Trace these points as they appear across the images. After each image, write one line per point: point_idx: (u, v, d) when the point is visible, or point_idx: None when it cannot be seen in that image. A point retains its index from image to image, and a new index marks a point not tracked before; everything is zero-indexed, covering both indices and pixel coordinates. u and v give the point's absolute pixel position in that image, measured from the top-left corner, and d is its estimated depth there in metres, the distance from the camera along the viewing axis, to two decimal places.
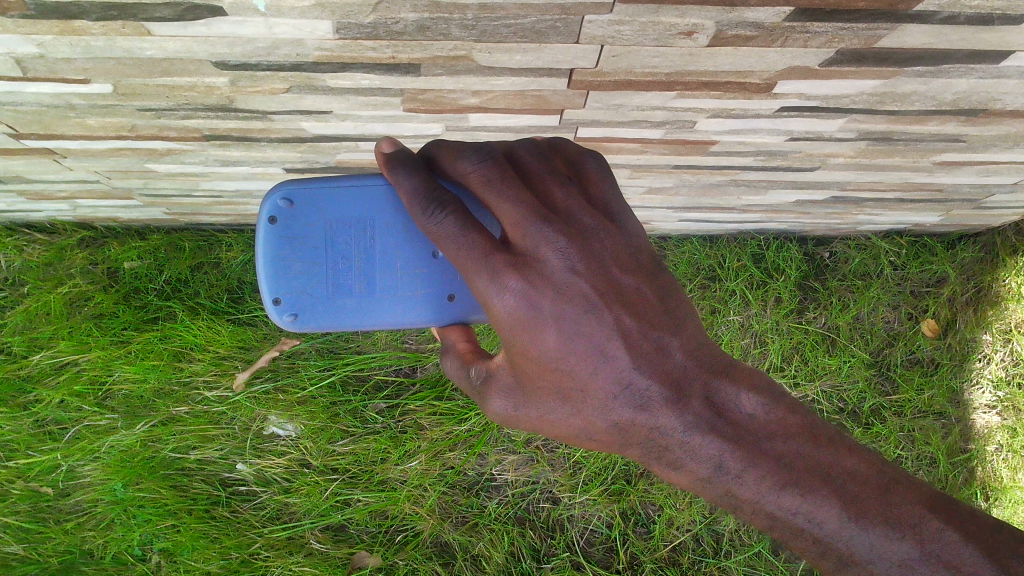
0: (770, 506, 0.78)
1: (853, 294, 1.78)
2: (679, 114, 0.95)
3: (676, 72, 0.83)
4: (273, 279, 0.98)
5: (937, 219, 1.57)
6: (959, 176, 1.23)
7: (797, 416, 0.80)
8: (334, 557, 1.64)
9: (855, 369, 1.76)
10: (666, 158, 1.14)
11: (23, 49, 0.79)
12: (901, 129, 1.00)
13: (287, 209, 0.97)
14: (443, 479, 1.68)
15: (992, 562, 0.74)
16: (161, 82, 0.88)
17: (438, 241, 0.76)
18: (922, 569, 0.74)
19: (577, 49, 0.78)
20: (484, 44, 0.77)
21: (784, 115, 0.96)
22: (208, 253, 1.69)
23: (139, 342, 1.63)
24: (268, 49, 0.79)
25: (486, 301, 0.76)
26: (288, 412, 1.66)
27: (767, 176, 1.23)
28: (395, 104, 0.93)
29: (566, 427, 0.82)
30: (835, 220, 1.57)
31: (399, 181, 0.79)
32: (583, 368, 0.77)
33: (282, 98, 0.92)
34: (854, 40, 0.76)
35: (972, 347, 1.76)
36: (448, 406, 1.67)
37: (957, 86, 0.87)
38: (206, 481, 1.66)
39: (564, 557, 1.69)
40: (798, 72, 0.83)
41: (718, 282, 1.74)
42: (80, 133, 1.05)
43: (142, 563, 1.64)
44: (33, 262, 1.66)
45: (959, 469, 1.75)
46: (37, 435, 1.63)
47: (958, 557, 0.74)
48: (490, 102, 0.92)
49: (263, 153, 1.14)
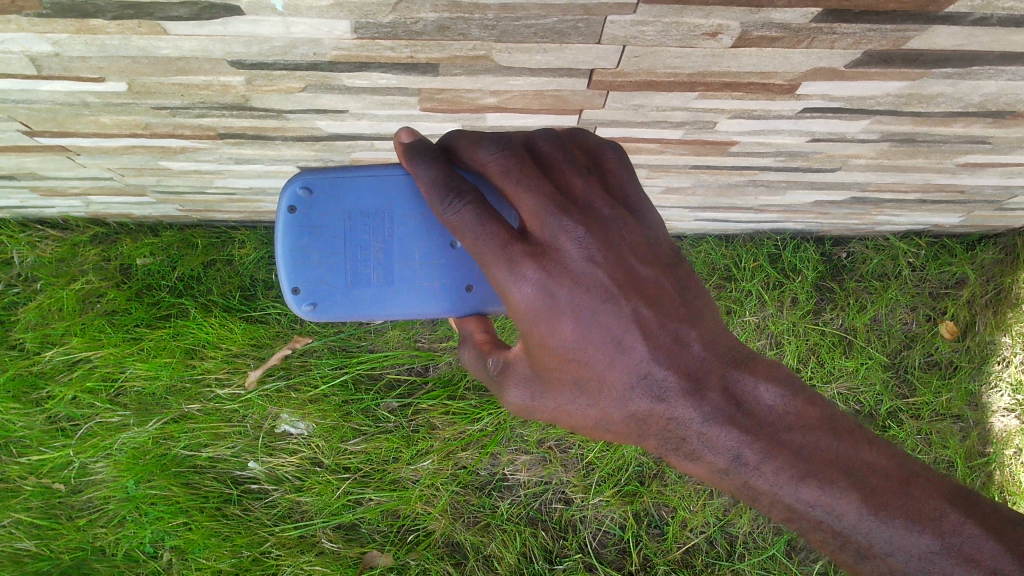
0: (789, 499, 0.76)
1: (870, 295, 1.76)
2: (700, 115, 0.94)
3: (698, 73, 0.81)
4: (291, 269, 0.98)
5: (957, 219, 1.55)
6: (983, 177, 1.21)
7: (816, 408, 0.79)
8: (346, 556, 1.64)
9: (872, 371, 1.74)
10: (685, 158, 1.13)
11: (38, 48, 0.78)
12: (925, 130, 0.99)
13: (305, 198, 0.96)
14: (456, 478, 1.67)
15: (1012, 556, 0.73)
16: (175, 81, 0.87)
17: (455, 231, 0.76)
18: (941, 563, 0.73)
19: (599, 49, 0.76)
20: (504, 44, 0.76)
21: (806, 117, 0.94)
22: (220, 250, 1.68)
23: (151, 339, 1.63)
24: (285, 49, 0.78)
25: (503, 290, 0.75)
26: (300, 410, 1.65)
27: (786, 176, 1.22)
28: (411, 103, 0.92)
29: (583, 418, 0.81)
30: (854, 220, 1.55)
31: (416, 170, 0.79)
32: (600, 359, 0.76)
33: (298, 97, 0.91)
34: (882, 41, 0.74)
35: (992, 349, 1.74)
36: (460, 405, 1.66)
37: (985, 88, 0.85)
38: (218, 478, 1.66)
39: (576, 559, 1.68)
40: (823, 73, 0.81)
41: (734, 282, 1.72)
42: (94, 131, 1.04)
43: (153, 561, 1.63)
44: (46, 258, 1.66)
45: (977, 473, 1.72)
46: (49, 431, 1.63)
47: (978, 550, 0.73)
48: (509, 102, 0.91)
49: (278, 151, 1.13)
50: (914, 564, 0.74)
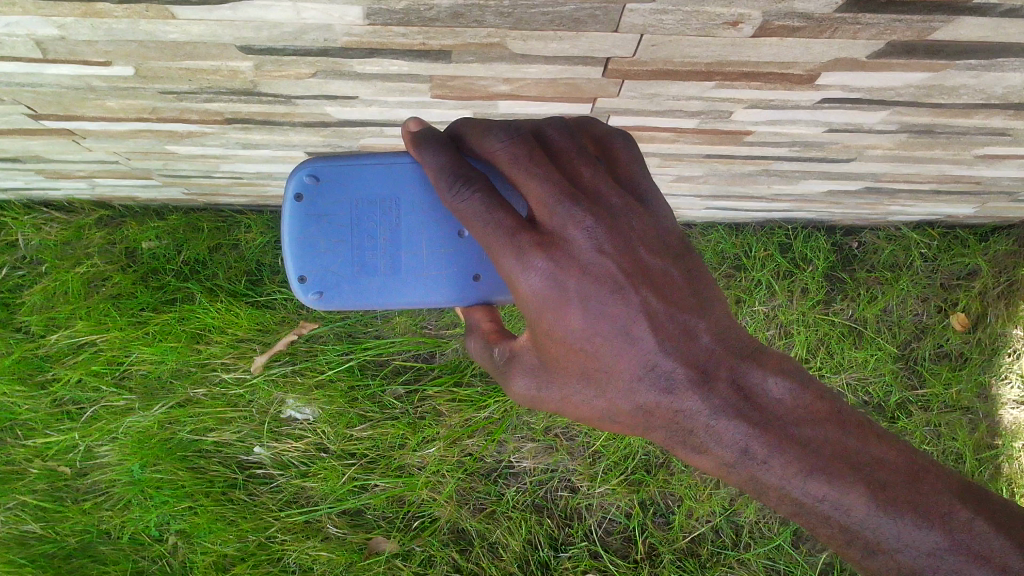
0: (797, 492, 0.75)
1: (882, 285, 1.75)
2: (715, 104, 0.92)
3: (716, 62, 0.80)
4: (299, 256, 0.97)
5: (971, 210, 1.53)
6: (1000, 168, 1.20)
7: (825, 401, 0.78)
8: (351, 542, 1.64)
9: (881, 363, 1.74)
10: (698, 147, 1.11)
11: (44, 31, 0.76)
12: (944, 122, 0.97)
13: (313, 185, 0.96)
14: (462, 465, 1.67)
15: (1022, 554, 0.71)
16: (183, 66, 0.85)
17: (463, 220, 0.74)
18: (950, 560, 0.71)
19: (616, 38, 0.75)
20: (520, 32, 0.74)
21: (824, 108, 0.93)
22: (227, 235, 1.66)
23: (157, 323, 1.62)
24: (295, 35, 0.76)
25: (511, 280, 0.73)
26: (306, 396, 1.64)
27: (799, 166, 1.20)
28: (423, 90, 0.91)
29: (589, 409, 0.80)
30: (867, 210, 1.53)
31: (426, 160, 0.77)
32: (607, 349, 0.75)
33: (308, 83, 0.90)
34: (907, 32, 0.72)
35: (1003, 341, 1.73)
36: (467, 393, 1.66)
37: (1009, 80, 0.83)
38: (224, 463, 1.65)
39: (581, 546, 1.68)
40: (844, 64, 0.79)
41: (744, 271, 1.71)
42: (101, 115, 1.03)
43: (159, 544, 1.64)
44: (51, 241, 1.64)
45: (985, 466, 1.72)
46: (55, 415, 1.63)
47: (987, 548, 0.71)
48: (522, 90, 0.89)
49: (285, 137, 1.11)
50: (922, 560, 0.72)
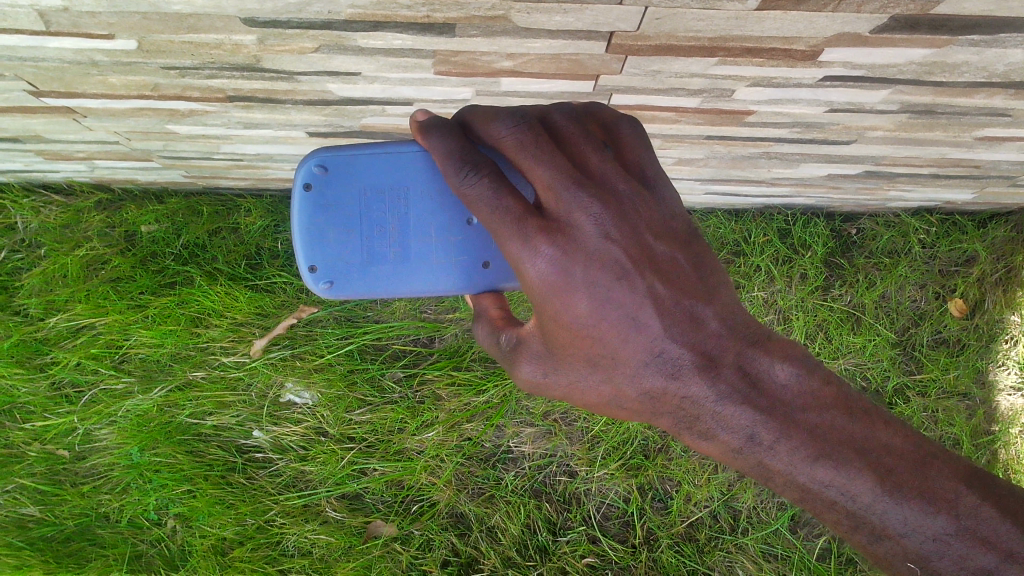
0: (803, 478, 0.76)
1: (880, 271, 1.76)
2: (718, 82, 0.93)
3: (719, 37, 0.80)
4: (307, 246, 0.97)
5: (970, 196, 1.54)
6: (999, 151, 1.20)
7: (832, 387, 0.77)
8: (350, 525, 1.65)
9: (878, 348, 1.75)
10: (700, 128, 1.11)
11: (47, 2, 0.76)
12: (945, 102, 0.97)
13: (321, 175, 0.96)
14: (461, 450, 1.67)
15: None
16: (186, 39, 0.85)
17: (470, 205, 0.74)
18: (957, 546, 0.73)
19: (620, 11, 0.75)
20: (524, 4, 0.74)
21: (825, 86, 0.93)
22: (226, 218, 1.66)
23: (157, 306, 1.61)
24: (299, 7, 0.76)
25: (518, 265, 0.73)
26: (306, 379, 1.65)
27: (800, 148, 1.20)
28: (426, 66, 0.90)
29: (597, 395, 0.80)
30: (866, 195, 1.54)
31: (432, 145, 0.78)
32: (614, 336, 0.75)
33: (311, 58, 0.90)
34: (910, 6, 0.73)
35: (1001, 327, 1.73)
36: (466, 377, 1.66)
37: (1011, 57, 0.84)
38: (223, 447, 1.66)
39: (580, 531, 1.69)
40: (847, 39, 0.80)
41: (743, 257, 1.72)
42: (102, 92, 1.03)
43: (158, 528, 1.65)
44: (50, 224, 1.64)
45: (982, 451, 1.73)
46: (53, 398, 1.63)
47: (994, 533, 0.73)
48: (525, 66, 0.89)
49: (287, 116, 1.12)
50: (928, 545, 0.74)
